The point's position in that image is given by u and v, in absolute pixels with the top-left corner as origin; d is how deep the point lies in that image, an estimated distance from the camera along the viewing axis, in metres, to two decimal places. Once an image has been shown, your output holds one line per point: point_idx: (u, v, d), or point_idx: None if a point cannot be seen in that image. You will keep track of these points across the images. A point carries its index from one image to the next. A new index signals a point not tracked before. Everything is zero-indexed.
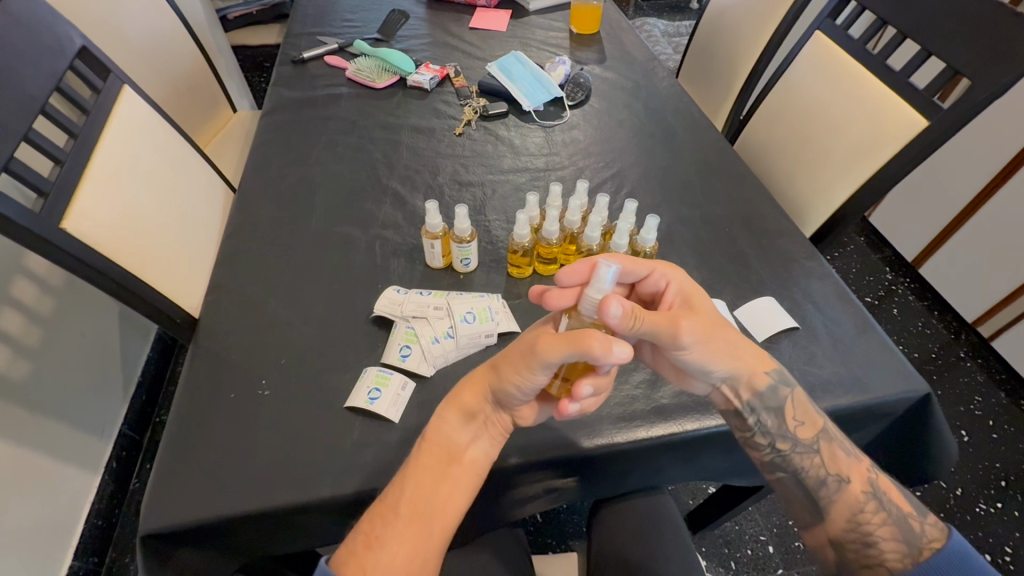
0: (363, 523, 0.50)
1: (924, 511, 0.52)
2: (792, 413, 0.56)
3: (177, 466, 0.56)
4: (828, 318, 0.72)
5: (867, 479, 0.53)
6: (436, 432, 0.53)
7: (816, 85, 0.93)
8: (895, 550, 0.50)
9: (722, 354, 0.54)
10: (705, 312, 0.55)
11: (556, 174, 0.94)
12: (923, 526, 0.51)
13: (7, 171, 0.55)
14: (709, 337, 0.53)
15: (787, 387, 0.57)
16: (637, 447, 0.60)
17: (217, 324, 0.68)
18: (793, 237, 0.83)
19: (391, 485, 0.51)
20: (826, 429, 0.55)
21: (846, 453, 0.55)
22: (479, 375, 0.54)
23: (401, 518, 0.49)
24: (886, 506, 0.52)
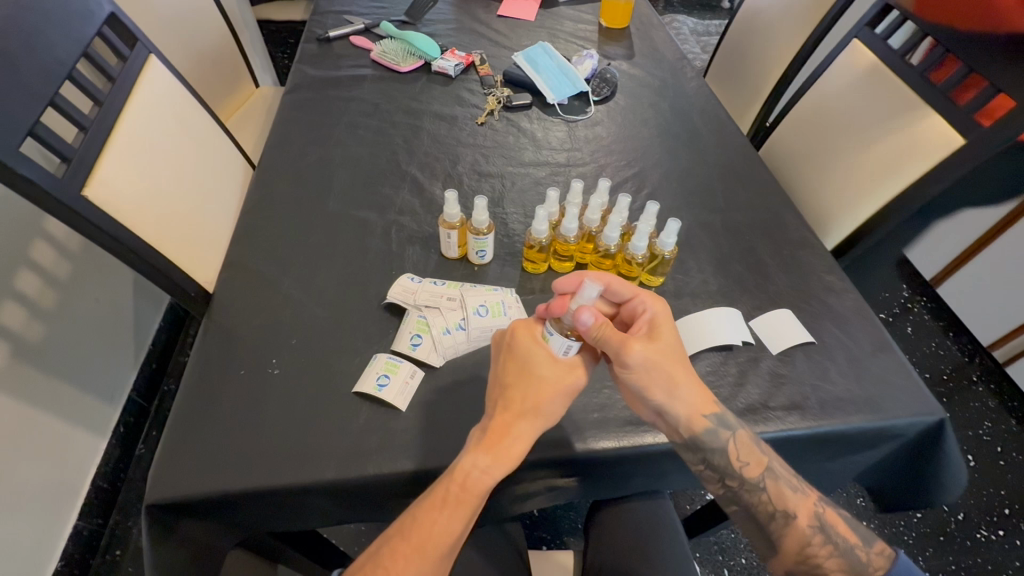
0: (380, 558, 0.49)
1: (871, 540, 0.55)
2: (736, 455, 0.55)
3: (184, 439, 0.56)
4: (846, 336, 0.70)
5: (813, 514, 0.55)
6: (476, 484, 0.50)
7: (851, 96, 0.90)
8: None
9: (667, 384, 0.54)
10: (670, 353, 0.55)
11: (577, 170, 0.93)
12: (869, 555, 0.54)
13: (33, 134, 0.54)
14: (659, 363, 0.54)
15: (736, 425, 0.56)
16: (641, 453, 0.60)
17: (230, 300, 0.68)
18: (815, 249, 0.82)
19: (417, 529, 0.50)
20: (772, 467, 0.56)
21: (794, 490, 0.56)
22: (519, 422, 0.52)
23: (422, 562, 0.49)
24: (833, 538, 0.54)
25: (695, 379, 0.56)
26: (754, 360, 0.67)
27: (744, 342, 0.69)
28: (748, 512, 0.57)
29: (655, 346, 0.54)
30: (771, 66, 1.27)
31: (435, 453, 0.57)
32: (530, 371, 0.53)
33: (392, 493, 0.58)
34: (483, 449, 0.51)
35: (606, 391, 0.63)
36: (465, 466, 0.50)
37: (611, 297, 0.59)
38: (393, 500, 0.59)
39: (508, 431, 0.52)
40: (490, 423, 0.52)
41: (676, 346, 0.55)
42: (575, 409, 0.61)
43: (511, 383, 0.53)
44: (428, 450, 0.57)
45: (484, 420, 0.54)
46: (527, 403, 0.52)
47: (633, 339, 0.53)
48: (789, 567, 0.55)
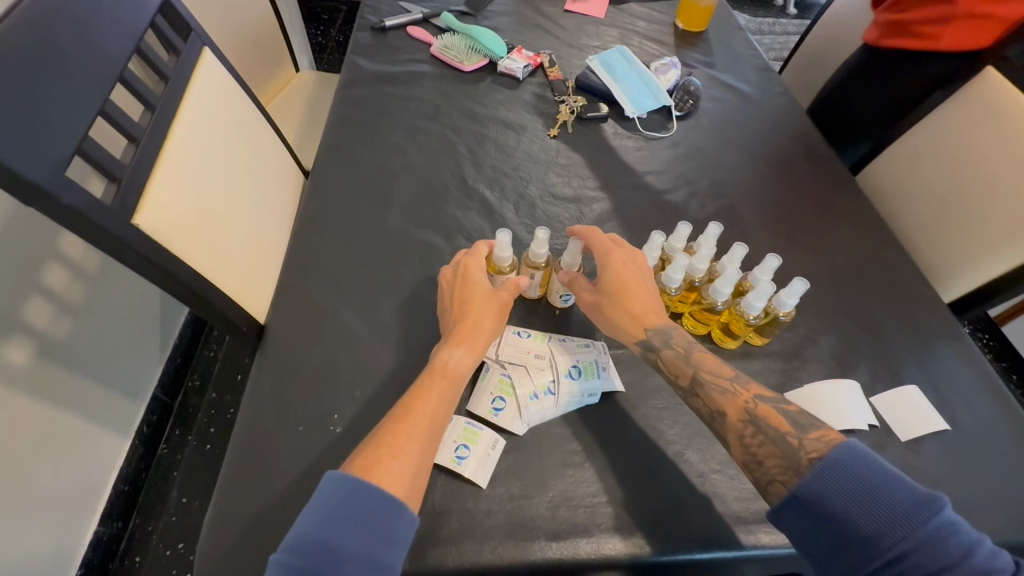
0: (380, 437, 0.48)
1: (807, 427, 0.49)
2: (664, 366, 0.56)
3: (237, 509, 0.49)
4: (980, 422, 0.62)
5: (743, 410, 0.51)
6: (454, 369, 0.54)
7: (983, 133, 0.79)
8: (778, 467, 0.47)
9: (600, 317, 0.60)
10: (603, 289, 0.60)
11: (662, 198, 0.84)
12: (801, 441, 0.47)
13: (81, 152, 0.47)
14: (596, 304, 0.60)
15: (660, 343, 0.57)
16: (757, 555, 0.52)
17: (286, 338, 0.61)
18: (935, 309, 0.72)
19: (407, 407, 0.50)
20: (698, 376, 0.55)
21: (721, 390, 0.53)
22: (478, 317, 0.57)
23: (420, 430, 0.49)
24: (764, 428, 0.50)
25: (639, 314, 0.58)
26: (879, 447, 0.59)
27: (869, 425, 0.60)
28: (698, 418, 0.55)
29: (597, 290, 0.60)
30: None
31: (523, 544, 0.49)
32: (478, 286, 0.60)
33: None
34: (456, 343, 0.55)
35: (715, 477, 0.55)
36: (443, 357, 0.54)
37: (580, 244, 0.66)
38: None
39: (477, 326, 0.57)
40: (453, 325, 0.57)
41: (619, 289, 0.59)
42: (679, 497, 0.53)
43: (465, 298, 0.58)
44: (515, 539, 0.49)
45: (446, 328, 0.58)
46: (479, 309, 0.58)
47: (577, 284, 0.61)
48: (742, 465, 0.51)
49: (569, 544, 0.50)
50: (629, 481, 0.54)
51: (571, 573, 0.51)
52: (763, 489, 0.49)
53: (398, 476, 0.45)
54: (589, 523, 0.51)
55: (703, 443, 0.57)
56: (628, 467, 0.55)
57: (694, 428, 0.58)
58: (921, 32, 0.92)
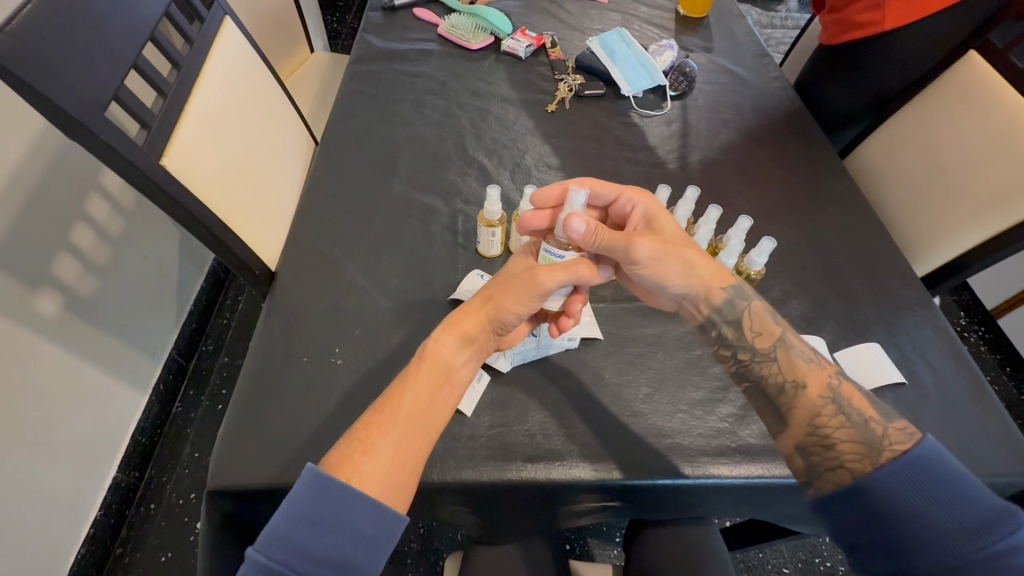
0: (355, 430, 0.48)
1: (892, 417, 0.49)
2: (749, 325, 0.57)
3: (245, 423, 0.55)
4: (939, 380, 0.66)
5: (827, 384, 0.52)
6: (436, 357, 0.52)
7: (961, 113, 0.82)
8: (853, 452, 0.47)
9: (679, 267, 0.58)
10: (674, 238, 0.60)
11: (651, 171, 0.88)
12: (885, 430, 0.47)
13: (117, 98, 0.52)
14: (666, 250, 0.58)
15: (749, 297, 0.59)
16: (716, 485, 0.56)
17: (294, 282, 0.67)
18: (906, 278, 0.76)
19: (384, 400, 0.50)
20: (783, 339, 0.55)
21: (807, 361, 0.54)
22: (477, 308, 0.55)
23: (393, 425, 0.48)
24: (846, 410, 0.50)
25: (704, 259, 0.60)
26: None
27: None
28: (761, 387, 0.54)
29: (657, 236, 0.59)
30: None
31: (501, 464, 0.54)
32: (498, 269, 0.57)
33: (452, 500, 0.56)
34: (445, 327, 0.54)
35: (681, 417, 0.60)
36: (426, 342, 0.53)
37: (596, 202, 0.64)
38: (451, 505, 0.57)
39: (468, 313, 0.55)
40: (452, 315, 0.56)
41: (672, 232, 0.60)
42: (647, 432, 0.58)
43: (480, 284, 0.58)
44: (494, 460, 0.55)
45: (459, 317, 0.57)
46: (490, 294, 0.55)
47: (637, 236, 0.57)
48: (800, 446, 0.50)
49: (542, 466, 0.55)
50: (602, 416, 0.59)
51: (545, 496, 0.57)
52: (814, 470, 0.48)
53: (368, 473, 0.45)
54: (562, 450, 0.56)
55: (673, 387, 0.62)
56: (602, 404, 0.60)
57: (665, 374, 0.63)
58: (862, 21, 0.98)
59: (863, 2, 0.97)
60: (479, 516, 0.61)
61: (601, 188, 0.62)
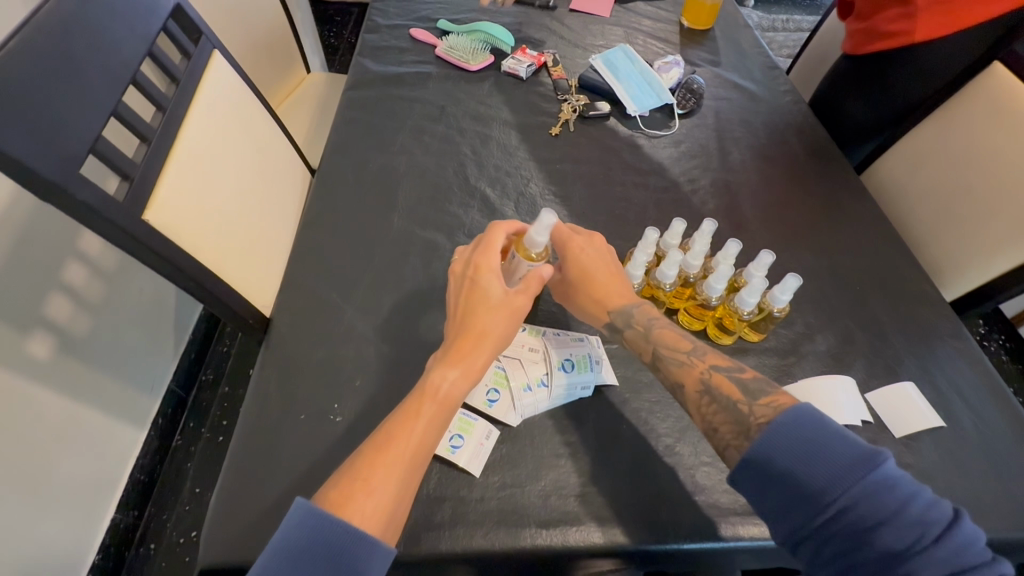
0: (355, 469, 0.46)
1: (757, 393, 0.49)
2: (631, 338, 0.58)
3: (239, 491, 0.52)
4: (979, 420, 0.62)
5: (698, 381, 0.53)
6: (444, 393, 0.51)
7: (987, 127, 0.78)
8: (732, 432, 0.48)
9: (579, 306, 0.62)
10: (577, 280, 0.62)
11: (661, 196, 0.84)
12: (751, 407, 0.48)
13: (95, 152, 0.49)
14: (563, 289, 0.63)
15: (625, 316, 0.59)
16: (744, 547, 0.53)
17: (290, 330, 0.63)
18: (937, 306, 0.72)
19: (391, 437, 0.48)
20: (655, 352, 0.57)
21: (677, 362, 0.55)
22: (476, 343, 0.53)
23: (402, 463, 0.47)
24: (716, 399, 0.51)
25: (595, 284, 0.61)
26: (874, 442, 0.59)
27: (863, 421, 0.60)
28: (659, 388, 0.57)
29: (560, 275, 0.63)
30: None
31: (513, 530, 0.51)
32: (485, 294, 0.55)
33: (463, 569, 0.52)
34: (452, 364, 0.52)
35: (705, 471, 0.56)
36: (433, 380, 0.51)
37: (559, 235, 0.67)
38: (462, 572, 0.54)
39: (472, 346, 0.53)
40: (450, 344, 0.54)
41: (579, 267, 0.62)
42: (669, 489, 0.54)
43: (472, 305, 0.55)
44: (507, 526, 0.51)
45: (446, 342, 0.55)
46: (487, 326, 0.54)
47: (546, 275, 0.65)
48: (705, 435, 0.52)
49: (558, 532, 0.51)
50: (619, 476, 0.55)
51: (565, 563, 0.53)
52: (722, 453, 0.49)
53: (370, 511, 0.44)
54: (581, 513, 0.52)
55: (695, 436, 0.58)
56: (619, 459, 0.56)
57: (686, 422, 0.59)
58: (891, 30, 0.91)
59: (895, 11, 0.91)
60: None
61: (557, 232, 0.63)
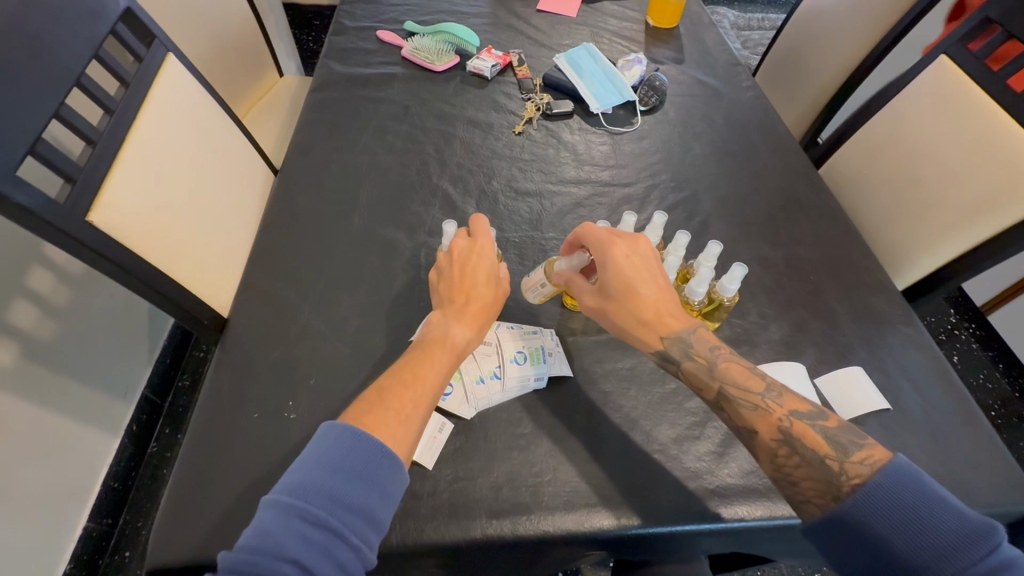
0: (388, 399, 0.49)
1: (848, 448, 0.46)
2: (688, 376, 0.54)
3: (191, 491, 0.52)
4: (925, 402, 0.63)
5: (776, 429, 0.48)
6: (455, 343, 0.55)
7: (935, 119, 0.81)
8: (816, 490, 0.45)
9: (616, 328, 0.57)
10: (617, 299, 0.56)
11: (623, 191, 0.85)
12: (842, 465, 0.45)
13: (35, 153, 0.49)
14: (603, 312, 0.58)
15: (682, 355, 0.54)
16: (695, 531, 0.53)
17: (246, 331, 0.63)
18: (888, 293, 0.73)
19: (418, 376, 0.51)
20: (722, 391, 0.52)
21: (752, 406, 0.50)
22: (484, 309, 0.58)
23: (427, 399, 0.51)
24: (801, 450, 0.47)
25: (644, 315, 0.55)
26: None
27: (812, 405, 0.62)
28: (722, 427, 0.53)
29: (603, 296, 0.57)
30: (849, 58, 1.12)
31: (465, 522, 0.51)
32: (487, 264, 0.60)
33: (416, 561, 0.53)
34: (466, 323, 0.56)
35: (658, 457, 0.57)
36: (451, 334, 0.55)
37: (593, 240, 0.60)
38: (417, 564, 0.54)
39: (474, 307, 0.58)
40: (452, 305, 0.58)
41: (627, 291, 0.56)
42: (621, 477, 0.55)
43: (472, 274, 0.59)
44: (458, 517, 0.51)
45: (444, 307, 0.58)
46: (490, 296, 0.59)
47: (584, 294, 0.59)
48: (773, 479, 0.49)
49: (509, 521, 0.52)
50: (570, 468, 0.55)
51: (517, 552, 0.53)
52: (795, 505, 0.47)
53: (400, 437, 0.47)
54: (532, 501, 0.53)
55: (648, 424, 0.59)
56: (571, 449, 0.57)
57: (640, 411, 0.60)
58: None
59: None
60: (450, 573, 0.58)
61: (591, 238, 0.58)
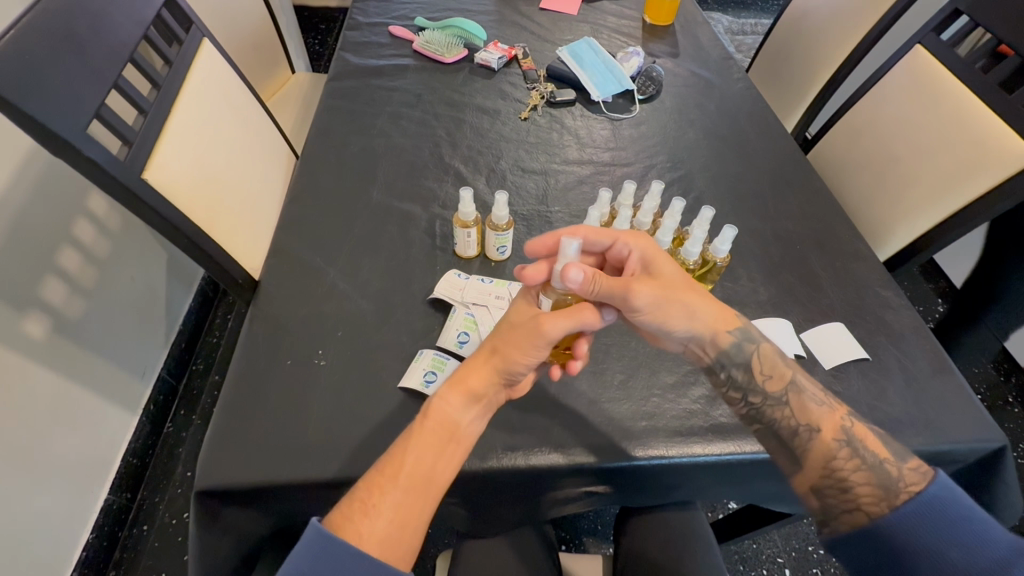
0: (356, 491, 0.48)
1: (904, 456, 0.50)
2: (760, 368, 0.57)
3: (233, 426, 0.57)
4: (900, 355, 0.69)
5: (840, 428, 0.52)
6: (441, 417, 0.51)
7: (909, 103, 0.87)
8: (871, 494, 0.49)
9: (681, 311, 0.56)
10: (675, 282, 0.57)
11: (622, 170, 0.91)
12: (901, 471, 0.49)
13: (98, 117, 0.55)
14: (666, 293, 0.55)
15: (759, 337, 0.58)
16: (690, 462, 0.59)
17: (276, 289, 0.69)
18: (867, 260, 0.79)
19: (387, 459, 0.49)
20: (795, 380, 0.56)
21: (818, 404, 0.54)
22: (482, 360, 0.54)
23: (397, 487, 0.48)
24: (860, 453, 0.51)
25: (707, 300, 0.58)
26: (807, 374, 0.66)
27: (797, 355, 0.67)
28: (773, 429, 0.55)
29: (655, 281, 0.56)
30: (834, 50, 1.18)
31: (481, 453, 0.57)
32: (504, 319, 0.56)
33: None
34: (448, 385, 0.53)
35: (655, 400, 0.62)
36: (429, 402, 0.52)
37: (590, 248, 0.61)
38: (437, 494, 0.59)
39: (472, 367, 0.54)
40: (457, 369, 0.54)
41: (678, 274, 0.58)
42: (621, 415, 0.61)
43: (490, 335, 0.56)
44: (474, 450, 0.57)
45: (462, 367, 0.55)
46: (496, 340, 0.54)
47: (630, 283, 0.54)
48: (814, 487, 0.52)
49: (521, 454, 0.57)
50: (575, 409, 0.61)
51: (528, 483, 0.59)
52: (833, 514, 0.50)
53: (373, 532, 0.45)
54: (541, 436, 0.59)
55: (646, 372, 0.65)
56: (576, 393, 0.62)
57: (638, 361, 0.66)
58: None
59: None
60: (466, 508, 0.63)
61: (593, 235, 0.60)
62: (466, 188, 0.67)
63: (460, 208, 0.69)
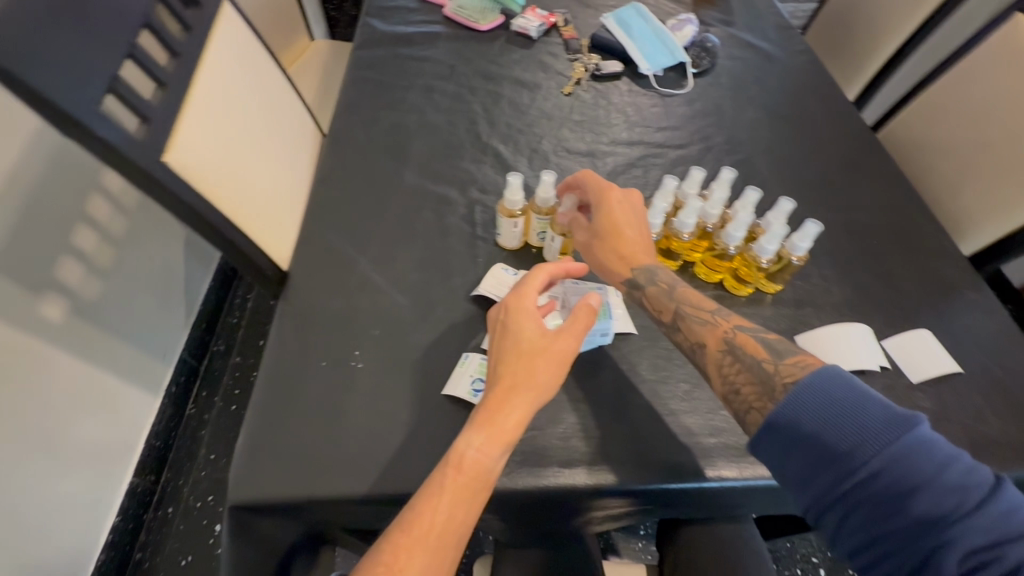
0: (380, 553, 0.43)
1: (783, 354, 0.50)
2: (651, 300, 0.58)
3: (265, 435, 0.52)
4: (994, 366, 0.62)
5: (721, 340, 0.53)
6: (474, 464, 0.45)
7: (1006, 80, 0.77)
8: (754, 392, 0.48)
9: (599, 262, 0.62)
10: (603, 235, 0.62)
11: (676, 152, 0.83)
12: (777, 367, 0.48)
13: (112, 90, 0.49)
14: (592, 244, 0.62)
15: (652, 279, 0.59)
16: (765, 486, 0.53)
17: (307, 281, 0.63)
18: (952, 258, 0.71)
19: (415, 516, 0.44)
20: (679, 310, 0.56)
21: (702, 322, 0.55)
22: (512, 397, 0.48)
23: (427, 546, 0.43)
24: (741, 358, 0.51)
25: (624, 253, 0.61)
26: (891, 387, 0.59)
27: (880, 367, 0.61)
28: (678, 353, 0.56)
29: (592, 231, 0.63)
30: (906, 19, 1.07)
31: (536, 470, 0.52)
32: (521, 343, 0.50)
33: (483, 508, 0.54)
34: (478, 427, 0.47)
35: (724, 414, 0.57)
36: (459, 448, 0.46)
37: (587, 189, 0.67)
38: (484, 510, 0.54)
39: (505, 403, 0.48)
40: (484, 402, 0.48)
41: (613, 228, 0.61)
42: (687, 430, 0.55)
43: (513, 356, 0.50)
44: (527, 465, 0.52)
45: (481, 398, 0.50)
46: (520, 375, 0.49)
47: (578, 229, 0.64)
48: (722, 398, 0.51)
49: (579, 471, 0.52)
50: (635, 423, 0.56)
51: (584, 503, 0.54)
52: (742, 421, 0.49)
53: None
54: (599, 451, 0.53)
55: None
56: (635, 404, 0.57)
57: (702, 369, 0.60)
58: None
59: None
60: (514, 522, 0.59)
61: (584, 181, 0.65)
62: (513, 173, 0.60)
63: (506, 196, 0.62)
